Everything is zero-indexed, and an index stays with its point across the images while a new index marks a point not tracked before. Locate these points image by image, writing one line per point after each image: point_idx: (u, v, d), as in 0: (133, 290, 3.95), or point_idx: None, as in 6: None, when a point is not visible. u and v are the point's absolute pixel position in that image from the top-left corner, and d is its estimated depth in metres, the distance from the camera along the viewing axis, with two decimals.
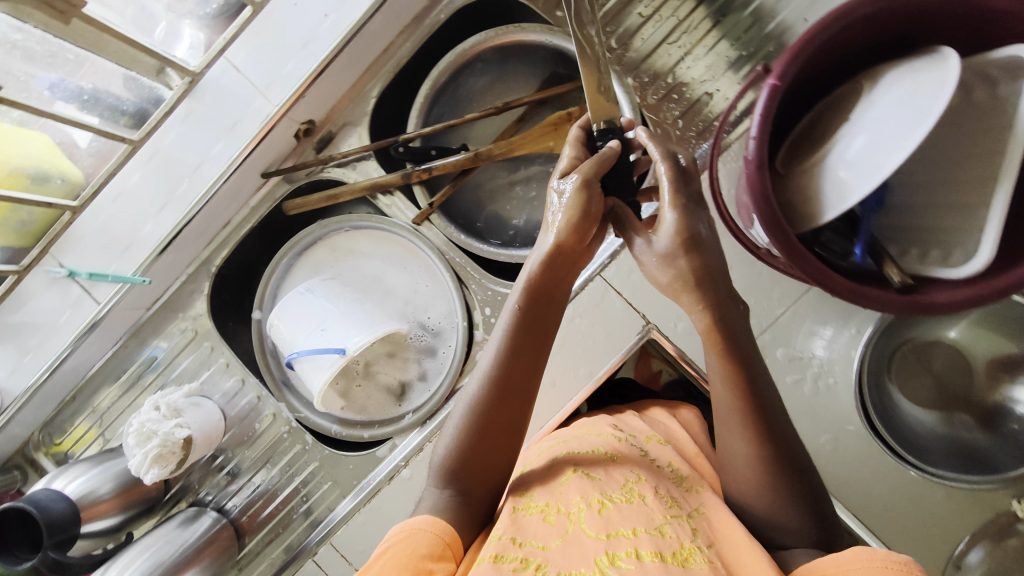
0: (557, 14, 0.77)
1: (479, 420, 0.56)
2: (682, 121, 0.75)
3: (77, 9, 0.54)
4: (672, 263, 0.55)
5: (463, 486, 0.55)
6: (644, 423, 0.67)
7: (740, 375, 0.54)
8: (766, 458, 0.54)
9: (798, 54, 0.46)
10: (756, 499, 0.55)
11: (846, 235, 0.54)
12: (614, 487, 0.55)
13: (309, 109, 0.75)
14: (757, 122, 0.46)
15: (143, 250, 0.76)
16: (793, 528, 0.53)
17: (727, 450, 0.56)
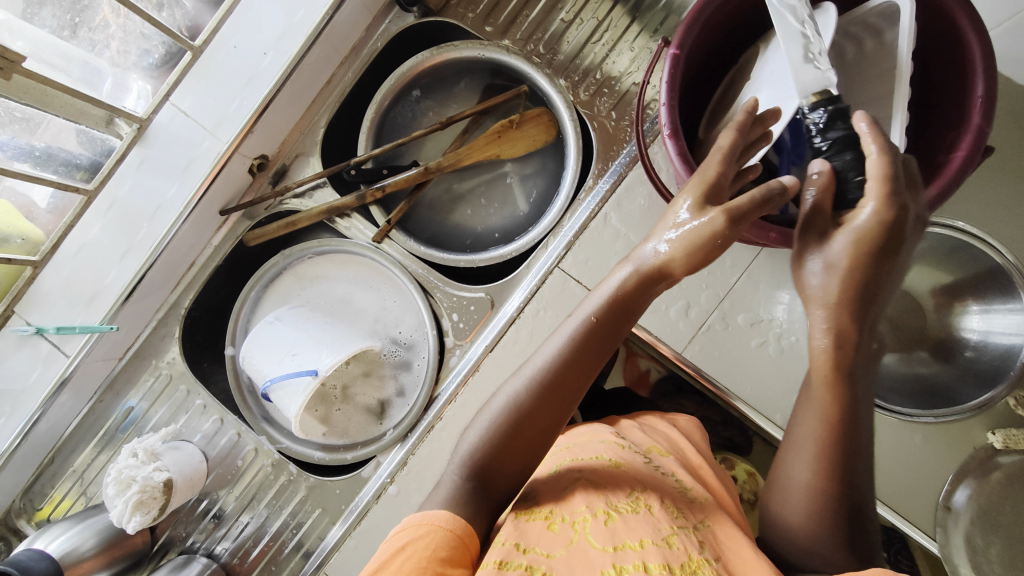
0: (486, 29, 0.82)
1: (518, 421, 0.54)
2: (615, 112, 0.80)
3: (17, 65, 0.56)
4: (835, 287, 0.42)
5: (483, 480, 0.54)
6: (643, 434, 0.66)
7: (841, 418, 0.47)
8: (824, 493, 0.50)
9: (692, 24, 0.51)
10: (801, 534, 0.53)
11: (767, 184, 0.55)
12: (620, 496, 0.55)
13: (259, 144, 0.78)
14: (665, 90, 0.50)
15: (109, 299, 0.77)
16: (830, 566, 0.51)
17: (790, 479, 0.53)
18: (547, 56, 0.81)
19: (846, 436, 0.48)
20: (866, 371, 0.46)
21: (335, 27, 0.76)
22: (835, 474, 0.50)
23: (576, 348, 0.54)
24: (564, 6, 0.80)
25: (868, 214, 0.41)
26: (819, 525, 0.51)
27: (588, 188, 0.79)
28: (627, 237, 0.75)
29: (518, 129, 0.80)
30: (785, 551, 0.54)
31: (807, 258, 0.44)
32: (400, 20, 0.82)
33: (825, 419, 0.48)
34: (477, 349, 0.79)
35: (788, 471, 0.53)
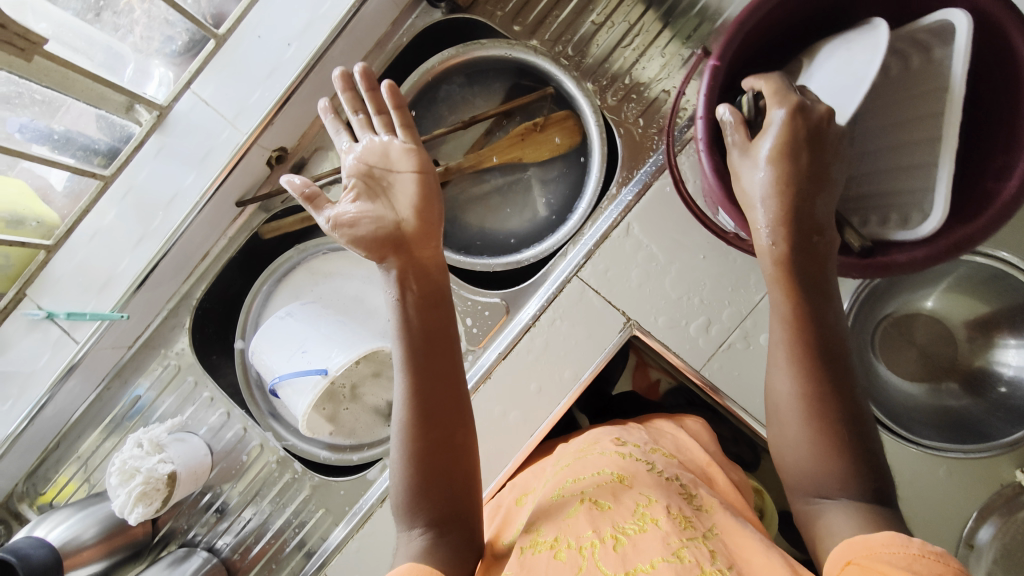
0: (514, 28, 0.80)
1: (419, 438, 0.52)
2: (642, 119, 0.78)
3: (38, 47, 0.55)
4: (796, 160, 0.45)
5: (430, 516, 0.50)
6: (647, 437, 0.67)
7: (803, 309, 0.47)
8: (816, 405, 0.46)
9: (734, 34, 0.49)
10: (791, 452, 0.47)
11: None
12: (625, 516, 0.54)
13: (278, 137, 0.77)
14: (702, 103, 0.48)
15: (120, 286, 0.75)
16: (837, 480, 0.45)
17: (786, 415, 0.48)
18: (575, 59, 0.79)
19: (818, 325, 0.47)
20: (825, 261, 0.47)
21: (361, 20, 0.74)
22: (822, 382, 0.46)
23: (414, 319, 0.55)
24: (596, 8, 0.78)
25: (778, 117, 0.46)
26: (834, 448, 0.45)
27: (610, 197, 0.78)
28: (648, 248, 0.74)
29: (541, 133, 0.79)
30: (796, 486, 0.48)
31: (743, 176, 0.47)
32: (427, 16, 0.80)
33: (785, 321, 0.47)
34: (490, 355, 0.77)
35: (778, 406, 0.49)
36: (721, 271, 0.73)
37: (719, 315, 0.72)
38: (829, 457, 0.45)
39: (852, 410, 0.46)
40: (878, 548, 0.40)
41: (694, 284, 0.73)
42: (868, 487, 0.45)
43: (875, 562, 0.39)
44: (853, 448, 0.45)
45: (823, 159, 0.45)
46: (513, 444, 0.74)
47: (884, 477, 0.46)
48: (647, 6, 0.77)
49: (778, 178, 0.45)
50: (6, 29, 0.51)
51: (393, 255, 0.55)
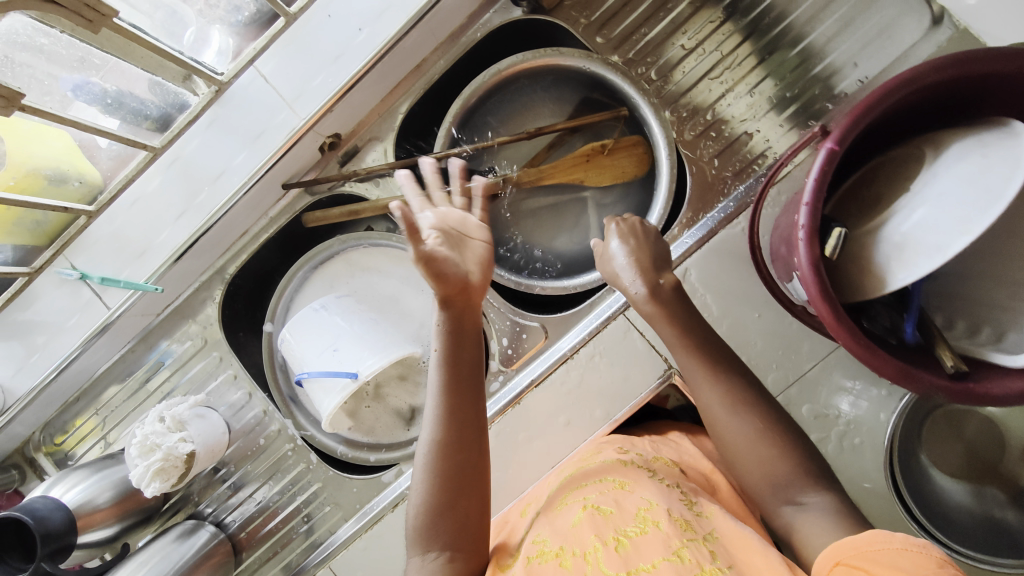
0: (597, 40, 0.75)
1: (448, 460, 0.53)
2: (718, 159, 0.73)
3: (108, 20, 0.47)
4: (632, 232, 0.68)
5: (452, 540, 0.53)
6: (650, 445, 0.67)
7: (682, 329, 0.61)
8: (733, 400, 0.58)
9: (859, 119, 0.44)
10: (731, 448, 0.58)
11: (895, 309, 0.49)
12: (627, 520, 0.55)
13: (335, 124, 0.73)
14: (810, 189, 0.44)
15: (157, 257, 0.73)
16: (773, 455, 0.56)
17: (728, 431, 0.57)
18: (656, 84, 0.74)
19: (698, 336, 0.61)
20: (678, 295, 0.63)
21: (440, 12, 0.69)
22: (742, 398, 0.58)
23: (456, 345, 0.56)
24: (687, 32, 0.73)
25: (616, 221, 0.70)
26: (780, 450, 0.56)
27: (670, 237, 0.74)
28: (703, 298, 0.71)
29: (608, 157, 0.75)
30: (748, 475, 0.57)
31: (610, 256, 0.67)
32: (506, 13, 0.75)
33: (678, 340, 0.61)
34: (522, 379, 0.76)
35: (718, 425, 0.58)
36: (775, 333, 0.70)
37: (763, 378, 0.70)
38: (762, 441, 0.56)
39: (767, 410, 0.58)
40: (865, 546, 0.46)
41: (744, 342, 0.70)
42: (793, 456, 0.56)
43: (862, 561, 0.45)
44: (772, 429, 0.57)
45: (652, 233, 0.68)
46: (532, 473, 0.73)
47: (801, 442, 0.57)
48: (746, 36, 0.72)
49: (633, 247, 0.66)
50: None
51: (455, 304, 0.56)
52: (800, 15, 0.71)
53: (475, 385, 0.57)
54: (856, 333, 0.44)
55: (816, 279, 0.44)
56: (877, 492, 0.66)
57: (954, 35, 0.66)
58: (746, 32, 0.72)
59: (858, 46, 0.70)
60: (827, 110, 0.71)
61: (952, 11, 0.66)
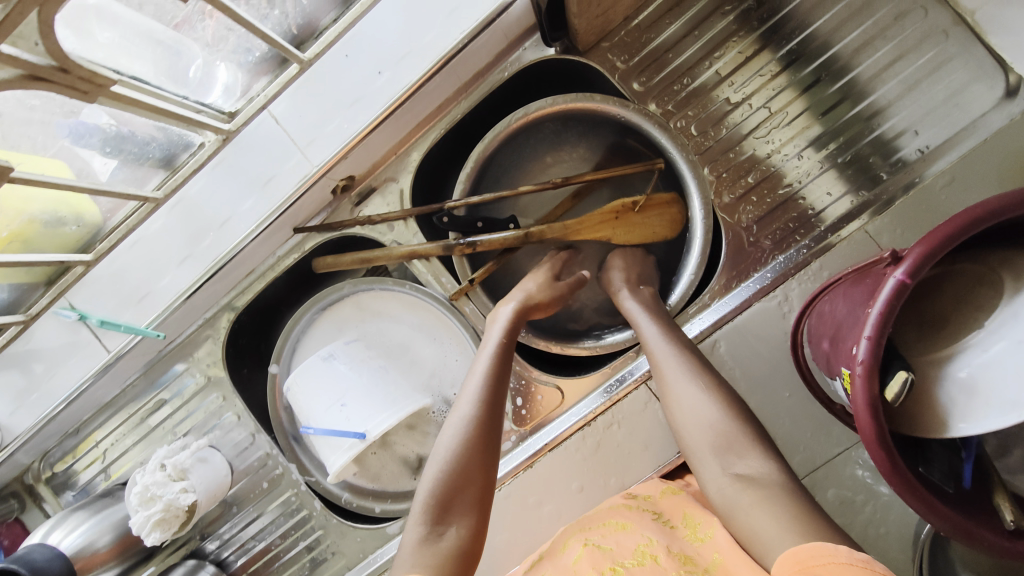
0: (635, 86, 0.69)
1: (478, 437, 0.57)
2: (757, 225, 0.68)
3: (103, 89, 0.43)
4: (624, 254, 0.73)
5: (463, 515, 0.54)
6: (657, 481, 0.66)
7: (652, 306, 0.66)
8: (689, 364, 0.59)
9: (937, 250, 0.39)
10: (680, 410, 0.57)
11: (952, 451, 0.46)
12: (625, 554, 0.54)
13: (350, 168, 0.68)
14: (872, 322, 0.40)
15: (160, 301, 0.70)
16: (716, 415, 0.55)
17: (677, 391, 0.58)
18: (697, 139, 0.69)
19: (664, 318, 0.65)
20: (648, 292, 0.69)
21: (467, 55, 0.64)
22: (694, 364, 0.59)
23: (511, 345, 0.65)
24: (735, 83, 0.68)
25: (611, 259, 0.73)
26: (725, 412, 0.55)
27: (700, 303, 0.70)
28: (731, 373, 0.67)
29: (638, 215, 0.70)
30: (693, 439, 0.55)
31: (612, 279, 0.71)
32: (538, 51, 0.68)
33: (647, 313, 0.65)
34: (537, 441, 0.74)
35: (668, 388, 0.59)
36: (805, 415, 0.66)
37: (790, 460, 0.66)
38: (706, 401, 0.56)
39: (716, 379, 0.58)
40: (807, 559, 0.42)
41: (772, 420, 0.67)
42: (736, 419, 0.54)
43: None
44: (719, 392, 0.57)
45: (645, 266, 0.73)
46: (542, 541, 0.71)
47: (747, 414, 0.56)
48: (800, 91, 0.67)
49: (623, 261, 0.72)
50: (69, 73, 0.40)
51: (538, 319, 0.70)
52: (867, 69, 0.66)
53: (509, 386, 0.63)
54: (910, 485, 0.41)
55: (873, 424, 0.41)
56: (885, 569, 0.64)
57: None
58: (802, 86, 0.67)
59: (921, 112, 0.64)
60: (883, 179, 0.65)
61: None
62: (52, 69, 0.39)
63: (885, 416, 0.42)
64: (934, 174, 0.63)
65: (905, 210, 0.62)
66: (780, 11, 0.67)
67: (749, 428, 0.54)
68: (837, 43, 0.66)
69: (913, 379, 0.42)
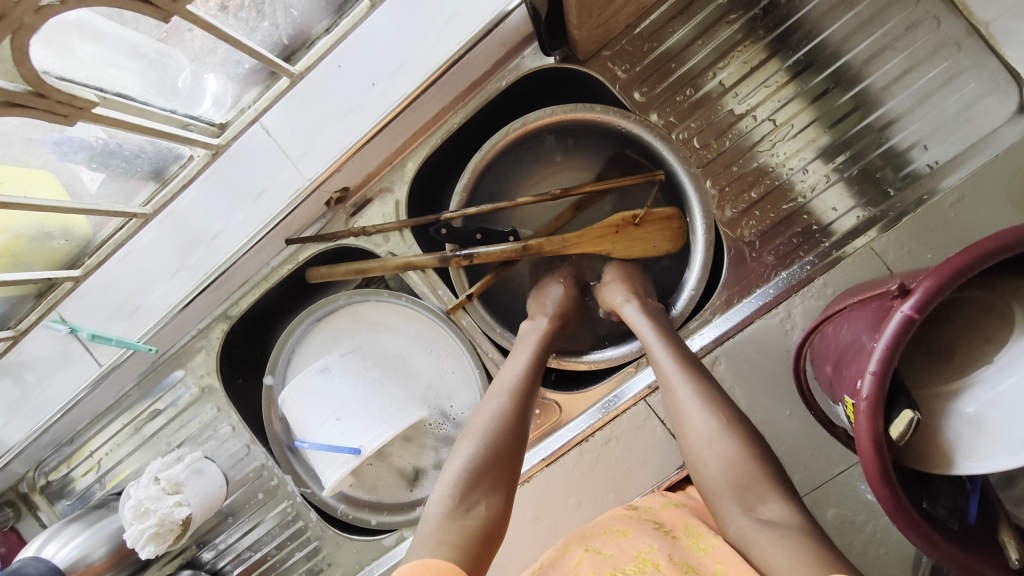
0: (636, 96, 0.67)
1: (511, 424, 0.56)
2: (760, 240, 0.67)
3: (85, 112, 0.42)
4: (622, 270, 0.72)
5: (491, 495, 0.52)
6: (658, 493, 0.65)
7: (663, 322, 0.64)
8: (706, 393, 0.56)
9: (947, 286, 0.38)
10: (698, 444, 0.55)
11: (958, 489, 0.45)
12: (626, 560, 0.52)
13: (343, 179, 0.67)
14: (877, 358, 0.39)
15: (151, 315, 0.69)
16: (734, 453, 0.52)
17: (693, 424, 0.55)
18: (699, 152, 0.67)
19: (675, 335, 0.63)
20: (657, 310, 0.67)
21: (464, 65, 0.62)
22: (710, 395, 0.56)
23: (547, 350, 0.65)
24: (740, 94, 0.66)
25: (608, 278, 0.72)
26: (744, 450, 0.52)
27: (701, 318, 0.69)
28: (731, 391, 0.66)
29: (639, 229, 0.69)
30: (712, 476, 0.53)
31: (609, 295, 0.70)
32: (537, 59, 0.67)
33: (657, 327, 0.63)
34: (533, 455, 0.73)
35: (684, 418, 0.56)
36: (806, 433, 0.65)
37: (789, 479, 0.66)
38: (724, 438, 0.53)
39: (732, 411, 0.55)
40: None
41: (772, 439, 0.66)
42: (754, 458, 0.52)
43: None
44: (735, 427, 0.54)
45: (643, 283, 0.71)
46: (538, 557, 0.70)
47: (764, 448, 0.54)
48: (809, 102, 0.65)
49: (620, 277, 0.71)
50: (46, 98, 0.38)
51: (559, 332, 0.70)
52: (878, 79, 0.64)
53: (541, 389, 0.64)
54: (915, 523, 0.40)
55: (876, 461, 0.40)
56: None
57: None
58: (811, 97, 0.65)
59: (931, 126, 0.63)
60: (891, 194, 0.64)
61: None
62: (28, 95, 0.38)
63: (890, 452, 0.40)
64: (944, 190, 0.61)
65: (914, 228, 0.61)
66: (788, 19, 0.65)
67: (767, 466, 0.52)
68: (848, 52, 0.64)
69: (919, 419, 0.41)
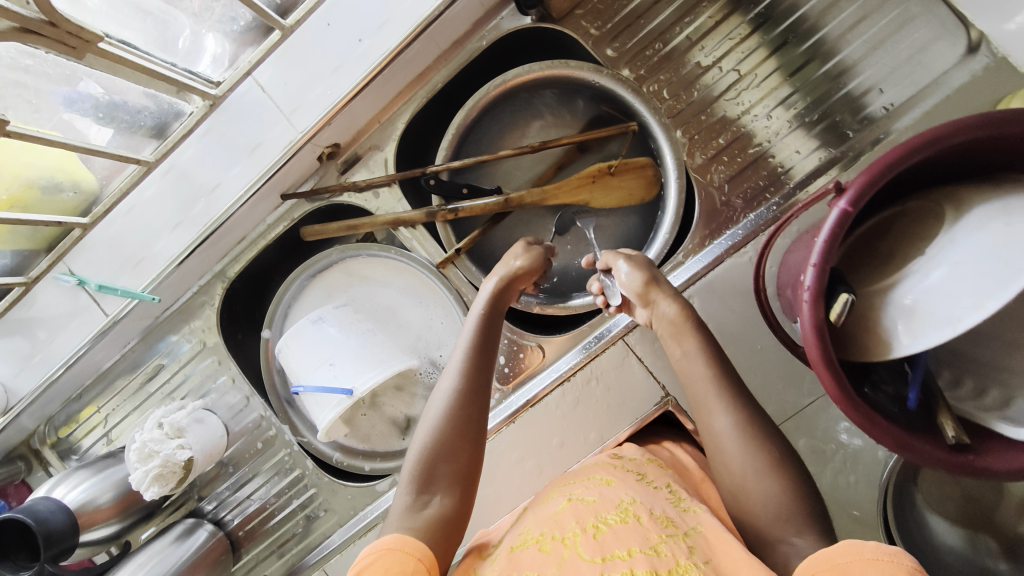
0: (608, 52, 0.72)
1: (460, 408, 0.60)
2: (729, 184, 0.70)
3: (92, 47, 0.47)
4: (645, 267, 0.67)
5: (448, 485, 0.56)
6: (643, 449, 0.68)
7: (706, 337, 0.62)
8: (750, 430, 0.56)
9: (877, 180, 0.41)
10: (737, 478, 0.55)
11: (900, 377, 0.49)
12: (609, 508, 0.56)
13: (334, 134, 0.71)
14: (820, 250, 0.43)
15: (155, 265, 0.74)
16: (776, 496, 0.52)
17: (734, 459, 0.55)
18: (669, 103, 0.71)
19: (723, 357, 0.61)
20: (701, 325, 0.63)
21: (445, 22, 0.66)
22: (756, 432, 0.55)
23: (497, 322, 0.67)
24: (706, 47, 0.70)
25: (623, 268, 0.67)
26: (786, 493, 0.52)
27: (675, 261, 0.72)
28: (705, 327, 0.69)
29: (614, 178, 0.72)
30: (748, 512, 0.54)
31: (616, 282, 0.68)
32: (515, 20, 0.71)
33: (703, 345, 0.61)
34: (518, 398, 0.77)
35: (722, 452, 0.56)
36: (777, 366, 0.68)
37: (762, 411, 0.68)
38: (764, 479, 0.53)
39: (778, 448, 0.55)
40: (837, 559, 0.43)
41: (744, 373, 0.68)
42: (796, 502, 0.52)
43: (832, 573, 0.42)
44: (778, 466, 0.53)
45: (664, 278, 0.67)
46: (524, 493, 0.73)
47: (807, 493, 0.53)
48: (771, 52, 0.69)
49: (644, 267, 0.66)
50: (56, 27, 0.43)
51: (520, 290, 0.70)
52: (834, 29, 0.68)
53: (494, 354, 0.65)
54: (855, 402, 0.43)
55: (819, 346, 0.43)
56: (856, 513, 0.65)
57: (991, 64, 0.62)
58: (772, 47, 0.69)
59: (888, 69, 0.66)
60: (850, 135, 0.67)
61: (991, 38, 0.62)
62: (42, 24, 0.43)
63: (832, 342, 0.44)
64: (899, 129, 0.65)
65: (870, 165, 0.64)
66: None
67: (812, 513, 0.51)
68: (805, 4, 0.68)
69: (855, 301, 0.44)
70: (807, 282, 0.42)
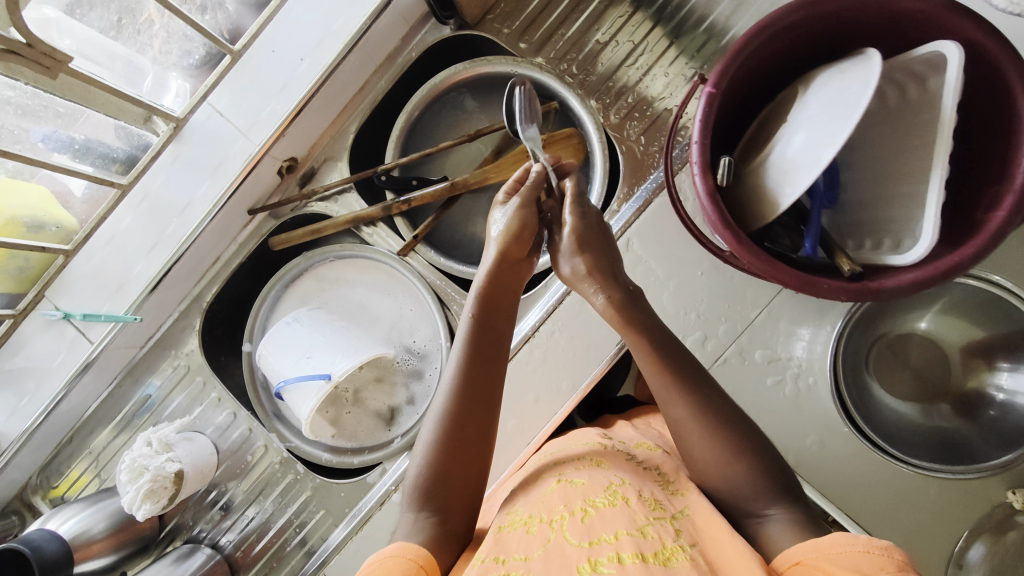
0: (520, 46, 0.83)
1: (451, 426, 0.61)
2: (644, 137, 0.79)
3: (63, 65, 0.58)
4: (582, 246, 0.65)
5: (446, 502, 0.58)
6: (634, 432, 0.71)
7: (648, 324, 0.63)
8: (706, 419, 0.58)
9: (730, 64, 0.50)
10: (704, 466, 0.59)
11: (794, 230, 0.57)
12: (597, 492, 0.56)
13: (290, 147, 0.79)
14: (698, 128, 0.50)
15: (135, 289, 0.79)
16: (742, 481, 0.56)
17: (697, 446, 0.59)
18: (580, 77, 0.81)
19: (668, 342, 0.62)
20: (640, 309, 0.63)
21: (373, 36, 0.76)
22: (711, 413, 0.58)
23: (492, 321, 0.67)
24: (601, 27, 0.81)
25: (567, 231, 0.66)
26: (755, 477, 0.56)
27: (611, 212, 0.78)
28: (647, 262, 0.73)
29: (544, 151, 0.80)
30: (722, 497, 0.58)
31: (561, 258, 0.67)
32: (436, 31, 0.82)
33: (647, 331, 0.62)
34: None
35: (687, 442, 0.59)
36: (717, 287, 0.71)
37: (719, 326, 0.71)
38: (728, 467, 0.57)
39: (741, 429, 0.58)
40: (827, 548, 0.46)
41: (694, 300, 0.71)
42: (763, 483, 0.55)
43: (822, 561, 0.46)
44: (741, 449, 0.57)
45: (604, 241, 0.66)
46: (509, 451, 0.75)
47: (775, 468, 0.56)
48: (656, 22, 0.80)
49: (579, 240, 0.65)
50: (34, 48, 0.54)
51: (523, 259, 0.68)
52: None
53: (494, 355, 0.66)
54: (754, 248, 0.48)
55: (713, 208, 0.49)
56: (820, 410, 0.68)
57: None
58: (656, 18, 0.80)
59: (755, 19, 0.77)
60: None
61: None
62: (22, 44, 0.53)
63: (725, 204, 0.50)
64: None
65: None
66: None
67: (781, 491, 0.55)
68: None
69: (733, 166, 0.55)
70: (694, 155, 0.49)
